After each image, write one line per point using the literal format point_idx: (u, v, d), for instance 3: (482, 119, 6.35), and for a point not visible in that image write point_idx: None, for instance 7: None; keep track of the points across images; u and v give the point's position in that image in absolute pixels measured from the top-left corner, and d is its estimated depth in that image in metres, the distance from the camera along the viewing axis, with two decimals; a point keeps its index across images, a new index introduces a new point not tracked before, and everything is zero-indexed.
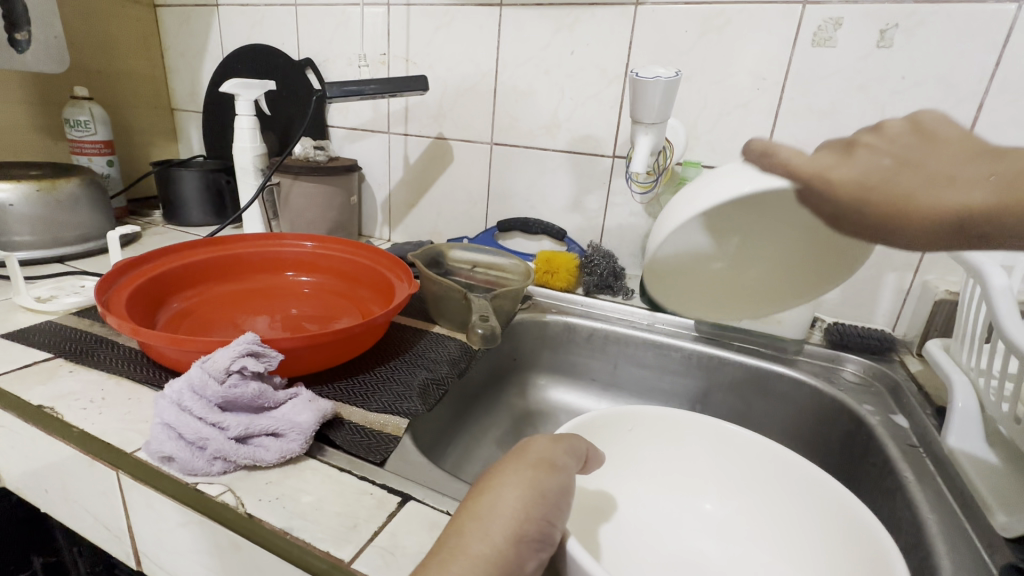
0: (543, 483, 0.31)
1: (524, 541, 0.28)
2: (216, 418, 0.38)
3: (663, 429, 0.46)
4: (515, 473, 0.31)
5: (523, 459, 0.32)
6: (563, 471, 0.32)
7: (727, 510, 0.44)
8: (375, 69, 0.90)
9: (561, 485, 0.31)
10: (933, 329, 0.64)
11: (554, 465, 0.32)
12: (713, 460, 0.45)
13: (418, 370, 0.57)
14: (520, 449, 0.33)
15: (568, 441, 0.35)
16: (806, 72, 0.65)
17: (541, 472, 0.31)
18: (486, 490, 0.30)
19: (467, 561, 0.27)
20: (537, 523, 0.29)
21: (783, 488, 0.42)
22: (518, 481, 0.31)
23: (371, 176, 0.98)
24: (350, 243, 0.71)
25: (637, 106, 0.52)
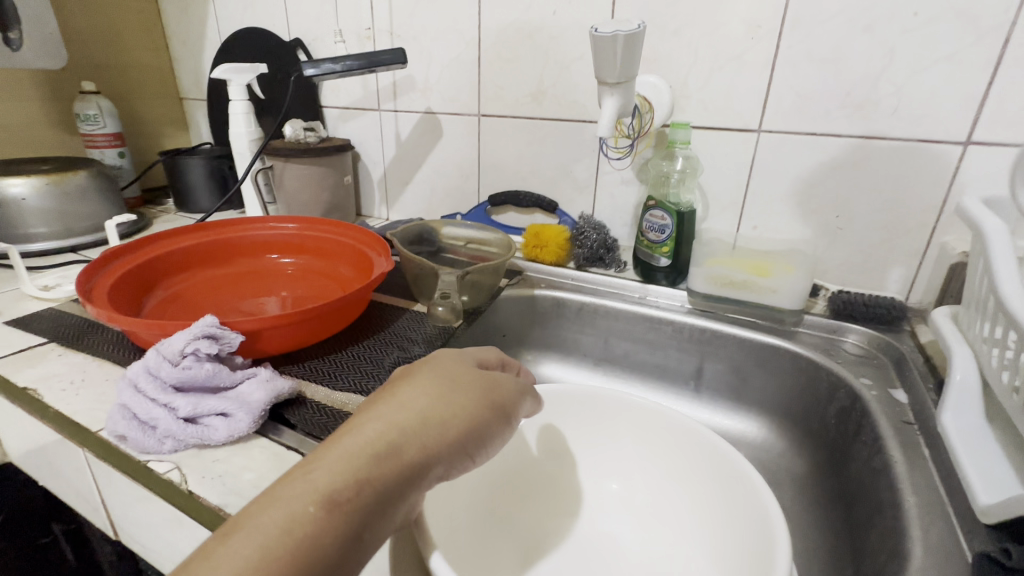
0: (490, 424, 0.32)
1: (447, 463, 0.29)
2: (167, 399, 0.39)
3: (589, 414, 0.45)
4: (473, 403, 0.32)
5: (486, 392, 0.33)
6: (510, 418, 0.34)
7: (648, 489, 0.43)
8: (361, 44, 0.88)
9: (501, 429, 0.33)
10: (947, 295, 0.58)
11: (506, 408, 0.33)
12: (639, 440, 0.44)
13: (391, 349, 0.57)
14: (489, 380, 0.34)
15: (529, 392, 0.36)
16: (805, 16, 0.59)
17: (493, 413, 0.32)
18: (444, 402, 0.31)
19: (398, 464, 0.27)
20: (464, 453, 0.30)
21: (699, 469, 0.41)
22: (471, 410, 0.31)
23: (366, 155, 0.98)
24: (336, 224, 0.71)
25: (601, 65, 0.48)
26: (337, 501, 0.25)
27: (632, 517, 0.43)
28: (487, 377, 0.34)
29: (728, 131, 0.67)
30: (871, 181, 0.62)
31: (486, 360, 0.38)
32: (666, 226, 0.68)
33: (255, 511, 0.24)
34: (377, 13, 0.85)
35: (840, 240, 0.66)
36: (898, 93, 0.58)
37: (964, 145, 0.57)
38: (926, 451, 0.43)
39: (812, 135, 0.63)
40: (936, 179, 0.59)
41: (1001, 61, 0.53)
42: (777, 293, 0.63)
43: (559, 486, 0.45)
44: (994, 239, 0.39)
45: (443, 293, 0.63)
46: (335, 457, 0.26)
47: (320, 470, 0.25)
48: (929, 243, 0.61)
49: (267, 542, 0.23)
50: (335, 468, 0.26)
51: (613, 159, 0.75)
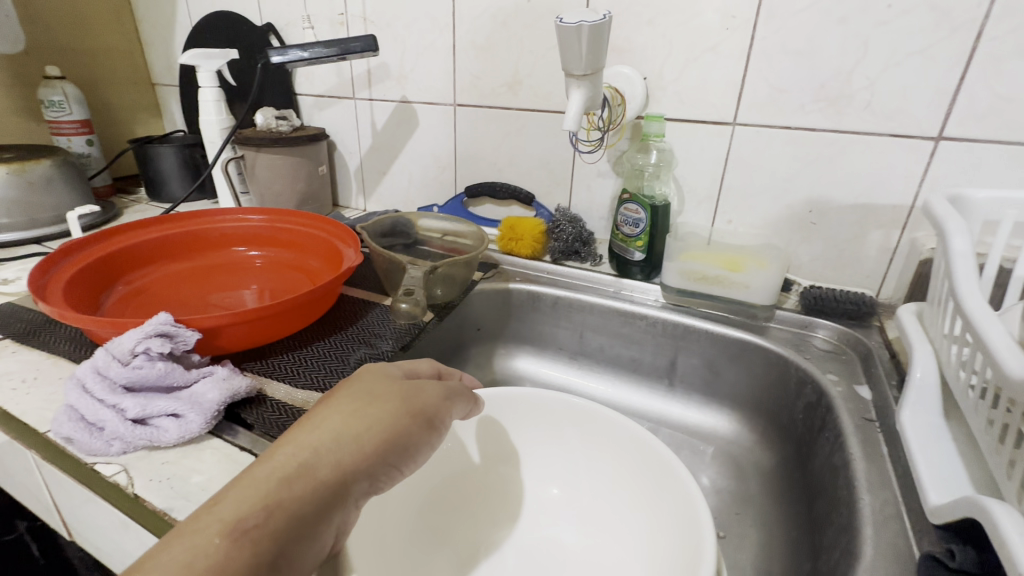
0: (413, 432, 0.31)
1: (369, 478, 0.28)
2: (114, 400, 0.38)
3: (531, 415, 0.41)
4: (393, 413, 0.31)
5: (408, 401, 0.32)
6: (438, 426, 0.32)
7: (593, 497, 0.40)
8: (334, 30, 0.86)
9: (427, 437, 0.32)
10: (916, 291, 0.58)
11: (434, 415, 0.32)
12: (584, 444, 0.40)
13: (358, 345, 0.56)
14: (413, 387, 0.33)
15: (461, 395, 0.35)
16: (779, 6, 0.58)
17: (417, 421, 0.31)
18: (361, 417, 0.30)
19: (311, 482, 0.26)
20: (386, 466, 0.29)
21: (643, 479, 0.37)
22: (391, 421, 0.30)
23: (341, 145, 0.96)
24: (306, 216, 0.70)
25: (566, 56, 0.47)
26: (241, 529, 0.23)
27: (573, 525, 0.40)
28: (411, 386, 0.33)
29: (703, 124, 0.66)
30: (845, 176, 0.61)
31: (417, 370, 0.36)
32: (640, 220, 0.67)
33: (150, 554, 0.22)
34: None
35: (813, 235, 0.65)
36: (872, 86, 0.57)
37: (936, 140, 0.56)
38: (885, 448, 0.43)
39: (787, 129, 0.62)
40: (907, 175, 0.59)
41: (974, 55, 0.52)
42: (749, 289, 0.63)
43: (502, 490, 0.42)
44: (953, 240, 0.39)
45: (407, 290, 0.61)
46: (243, 486, 0.25)
47: (225, 501, 0.24)
48: (900, 238, 0.61)
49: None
50: (241, 497, 0.24)
51: (582, 152, 0.75)
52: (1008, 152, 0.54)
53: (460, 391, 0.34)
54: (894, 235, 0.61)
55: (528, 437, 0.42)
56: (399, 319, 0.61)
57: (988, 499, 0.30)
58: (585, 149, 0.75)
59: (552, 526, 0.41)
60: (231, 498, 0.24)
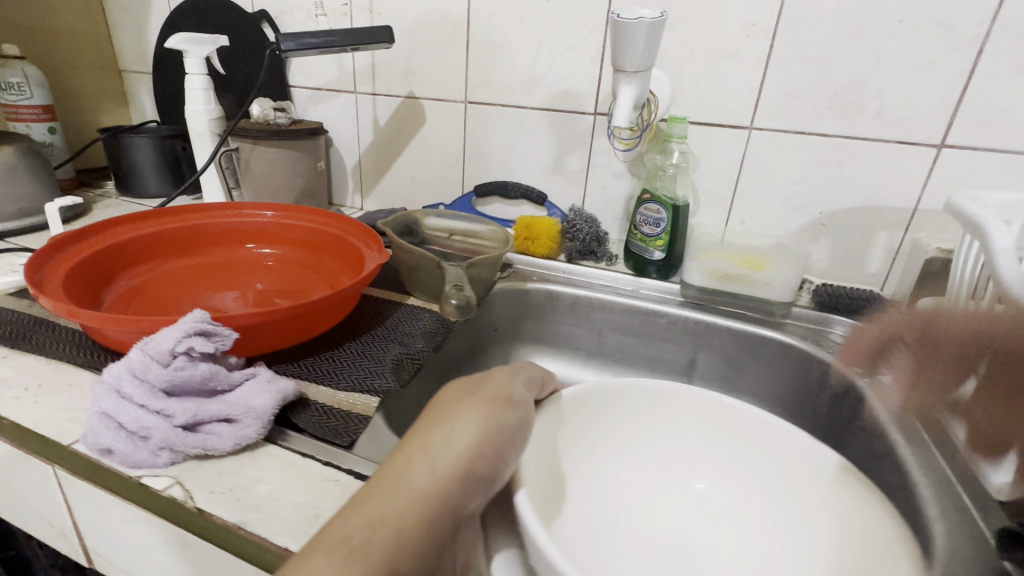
0: (499, 418, 0.31)
1: (472, 475, 0.28)
2: (160, 405, 0.34)
3: (646, 407, 0.44)
4: (472, 407, 0.31)
5: (478, 396, 0.32)
6: (519, 407, 0.33)
7: (715, 485, 0.43)
8: (337, 21, 0.83)
9: (516, 420, 0.32)
10: (922, 288, 0.62)
11: (509, 400, 0.33)
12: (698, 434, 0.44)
13: (390, 345, 0.54)
14: (477, 383, 0.33)
15: (525, 376, 0.36)
16: (798, 17, 0.61)
17: (498, 408, 0.31)
18: (446, 420, 0.30)
19: (413, 490, 0.26)
20: (486, 460, 0.29)
21: (781, 463, 0.41)
22: (473, 415, 0.30)
23: (338, 140, 0.92)
24: (316, 211, 0.66)
25: (619, 52, 0.47)
26: (353, 546, 0.23)
27: (714, 517, 0.42)
28: (479, 383, 0.33)
29: (721, 127, 0.68)
30: (854, 180, 0.65)
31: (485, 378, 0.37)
32: (660, 220, 0.68)
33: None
34: None
35: (822, 235, 0.69)
36: (882, 95, 0.61)
37: (938, 148, 0.60)
38: (927, 434, 0.45)
39: (801, 134, 0.65)
40: (911, 180, 0.63)
41: (975, 70, 0.57)
42: (769, 286, 0.65)
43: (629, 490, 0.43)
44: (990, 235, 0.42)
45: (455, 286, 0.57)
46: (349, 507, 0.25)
47: (335, 523, 0.24)
48: (903, 239, 0.65)
49: None
50: (347, 517, 0.24)
51: (618, 149, 0.73)
52: (1001, 160, 0.59)
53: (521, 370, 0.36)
54: (898, 235, 0.65)
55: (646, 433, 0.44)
56: (449, 312, 0.54)
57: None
58: (620, 147, 0.73)
59: (687, 521, 0.42)
60: (339, 519, 0.24)
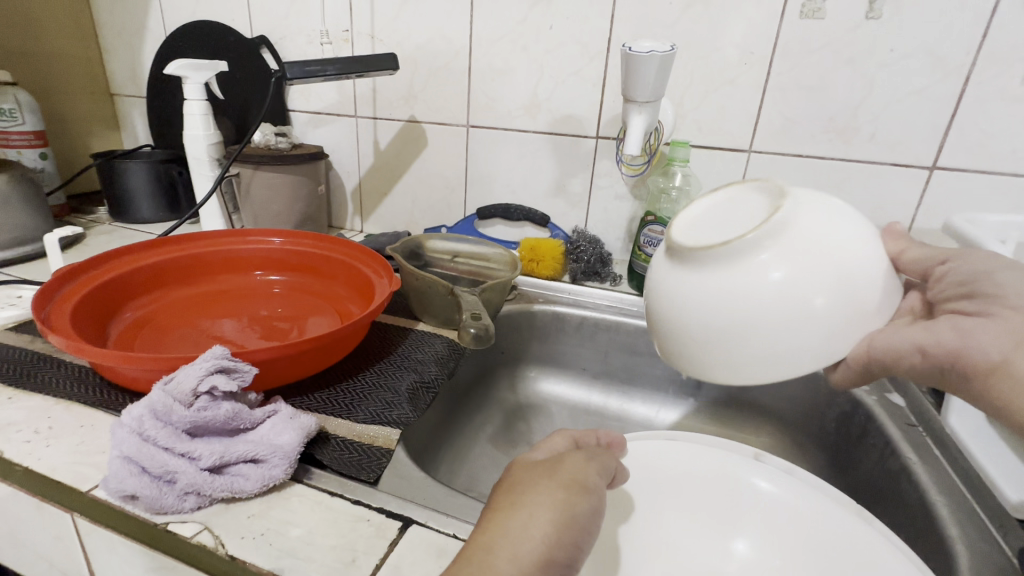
0: (576, 506, 0.29)
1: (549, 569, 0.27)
2: (185, 447, 0.33)
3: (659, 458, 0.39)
4: (548, 492, 0.29)
5: (554, 480, 0.30)
6: (593, 495, 0.30)
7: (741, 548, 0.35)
8: (338, 47, 0.83)
9: (588, 514, 0.29)
10: None
11: (584, 486, 0.30)
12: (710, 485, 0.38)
13: (404, 373, 0.53)
14: (553, 463, 0.31)
15: (600, 461, 0.32)
16: (793, 45, 0.63)
17: (571, 494, 0.29)
18: (522, 506, 0.29)
19: None
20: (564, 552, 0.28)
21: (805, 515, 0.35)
22: (546, 502, 0.29)
23: (338, 164, 0.92)
24: (323, 237, 0.66)
25: (630, 83, 0.49)
26: None
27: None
28: (554, 463, 0.31)
29: (721, 150, 0.70)
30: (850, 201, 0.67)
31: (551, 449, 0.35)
32: None
33: None
34: (356, 15, 0.81)
35: None
36: (875, 120, 0.63)
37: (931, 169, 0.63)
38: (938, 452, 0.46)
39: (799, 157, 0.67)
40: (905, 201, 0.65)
41: (963, 96, 0.59)
42: None
43: (661, 541, 0.35)
44: None
45: (471, 314, 0.56)
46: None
47: None
48: None
49: None
50: None
51: (625, 175, 0.75)
52: (990, 181, 0.61)
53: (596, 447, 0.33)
54: None
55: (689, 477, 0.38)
56: (466, 341, 0.52)
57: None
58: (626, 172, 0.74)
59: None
60: None
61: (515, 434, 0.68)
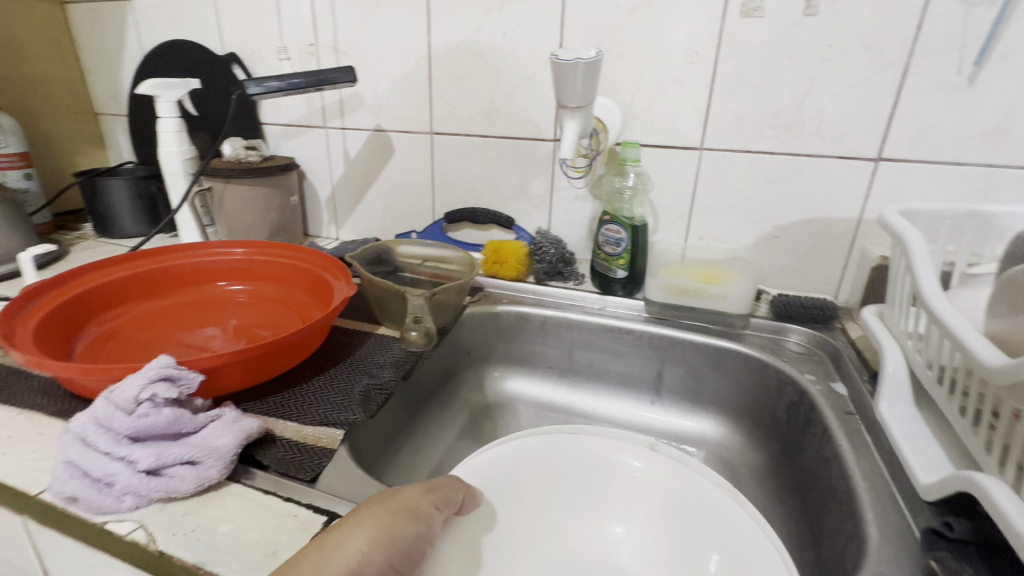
0: (398, 530, 0.27)
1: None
2: (123, 451, 0.35)
3: (552, 453, 0.36)
4: (371, 515, 0.27)
5: (383, 504, 0.28)
6: (424, 522, 0.28)
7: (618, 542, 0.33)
8: (304, 61, 0.86)
9: (412, 541, 0.27)
10: (870, 295, 0.65)
11: (415, 512, 0.28)
12: (598, 475, 0.35)
13: (359, 376, 0.55)
14: (391, 491, 0.29)
15: (441, 490, 0.30)
16: (737, 44, 0.64)
17: (398, 519, 0.27)
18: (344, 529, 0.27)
19: None
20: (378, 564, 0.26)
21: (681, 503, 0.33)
22: (367, 523, 0.27)
23: (311, 174, 0.94)
24: (287, 247, 0.68)
25: (562, 89, 0.50)
26: None
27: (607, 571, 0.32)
28: (390, 491, 0.29)
29: (674, 148, 0.71)
30: (802, 195, 0.68)
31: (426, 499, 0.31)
32: (621, 240, 0.71)
33: None
34: (320, 29, 0.83)
35: (776, 248, 0.72)
36: (819, 114, 0.64)
37: (876, 161, 0.64)
38: (869, 438, 0.48)
39: (749, 153, 0.68)
40: (855, 192, 0.66)
41: (902, 87, 0.60)
42: (726, 300, 0.67)
43: (535, 540, 0.32)
44: (914, 248, 0.45)
45: (415, 317, 0.61)
46: None
47: None
48: (852, 248, 0.68)
49: None
50: None
51: (572, 178, 0.77)
52: (934, 170, 0.62)
53: (445, 483, 0.30)
54: (846, 244, 0.67)
55: (568, 463, 0.35)
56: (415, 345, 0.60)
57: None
58: (573, 175, 0.77)
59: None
60: None
61: (480, 432, 0.70)
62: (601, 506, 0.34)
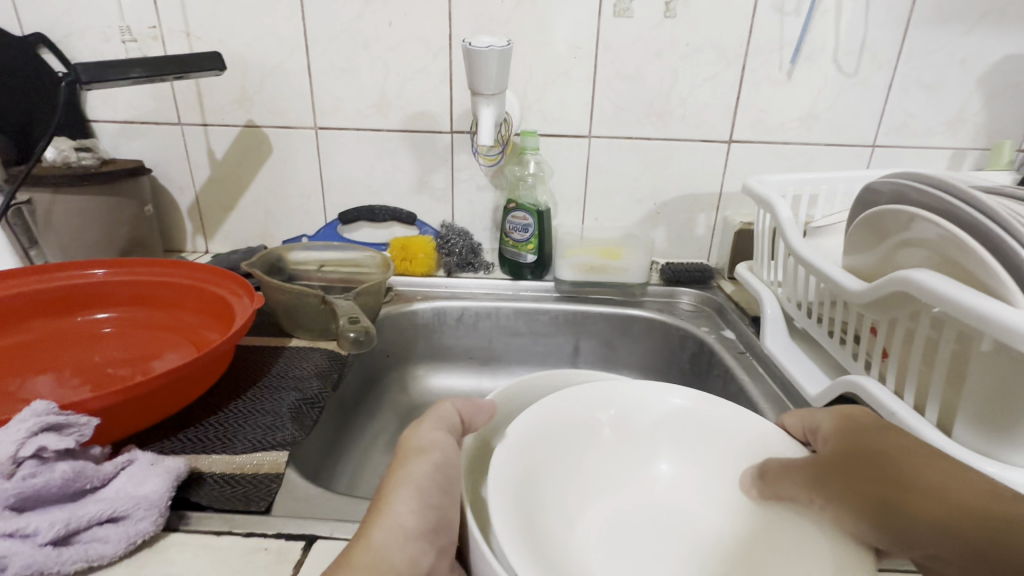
0: (418, 470, 0.29)
1: (415, 531, 0.28)
2: (13, 525, 0.28)
3: (599, 405, 0.37)
4: (387, 476, 0.29)
5: (393, 459, 0.30)
6: (437, 451, 0.30)
7: (682, 481, 0.37)
8: (145, 46, 0.73)
9: (435, 471, 0.29)
10: (736, 255, 0.77)
11: (422, 447, 0.30)
12: (641, 417, 0.38)
13: (284, 393, 0.49)
14: (395, 446, 0.31)
15: (441, 417, 0.32)
16: (612, 41, 0.71)
17: (409, 461, 0.29)
18: (374, 500, 0.28)
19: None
20: (420, 509, 0.28)
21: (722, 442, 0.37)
22: (389, 484, 0.29)
23: (165, 179, 0.81)
24: (159, 262, 0.58)
25: (475, 78, 0.52)
26: None
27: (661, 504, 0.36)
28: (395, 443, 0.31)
29: (565, 137, 0.76)
30: (676, 174, 0.78)
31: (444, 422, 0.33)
32: (528, 226, 0.74)
33: None
34: (163, 10, 0.72)
35: (659, 222, 0.81)
36: (683, 103, 0.74)
37: (729, 142, 0.76)
38: (761, 371, 0.58)
39: (630, 139, 0.76)
40: (716, 169, 0.77)
41: (743, 80, 0.72)
42: (628, 272, 0.74)
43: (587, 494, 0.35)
44: (779, 208, 0.55)
45: (349, 318, 0.54)
46: None
47: None
48: (717, 217, 0.80)
49: None
50: None
51: (483, 166, 0.78)
52: (770, 149, 0.76)
53: (445, 413, 0.33)
54: (713, 215, 0.79)
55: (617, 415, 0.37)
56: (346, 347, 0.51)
57: (909, 271, 0.35)
58: (484, 163, 0.77)
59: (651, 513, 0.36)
60: None
61: None
62: (653, 450, 0.38)
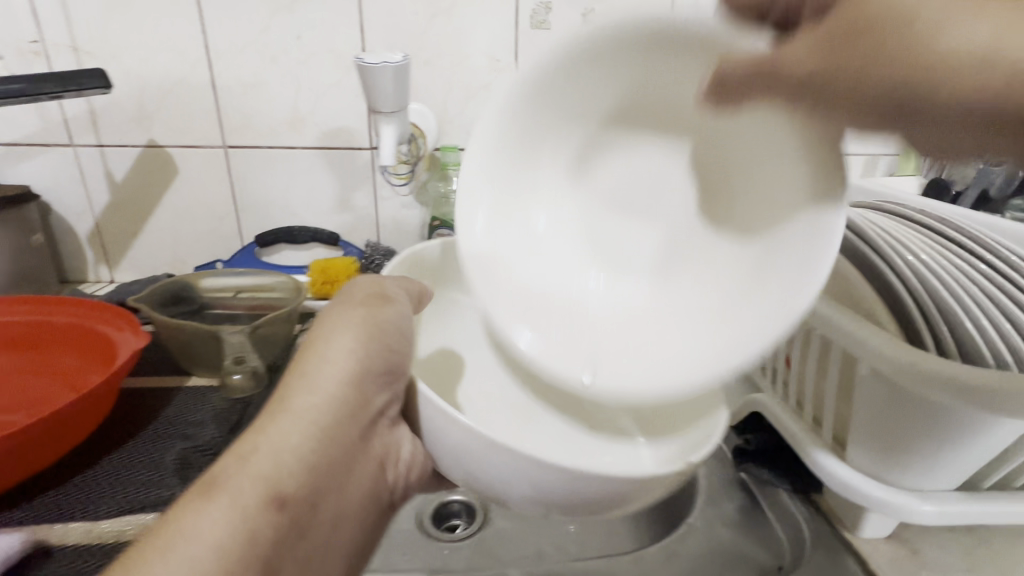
0: (378, 313, 0.34)
1: (368, 373, 0.33)
2: None
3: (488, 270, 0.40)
4: (348, 314, 0.35)
5: (353, 302, 0.35)
6: (397, 303, 0.36)
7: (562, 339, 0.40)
8: (27, 62, 0.67)
9: (396, 315, 0.35)
10: None
11: (385, 298, 0.36)
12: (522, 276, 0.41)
13: (170, 442, 0.45)
14: (354, 293, 0.36)
15: (400, 281, 0.38)
16: (532, 53, 0.70)
17: (372, 305, 0.35)
18: (333, 338, 0.34)
19: (296, 417, 0.31)
20: (374, 355, 0.34)
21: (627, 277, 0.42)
22: (347, 323, 0.34)
23: (60, 205, 0.75)
24: (36, 298, 0.53)
25: (373, 95, 0.49)
26: (283, 492, 0.29)
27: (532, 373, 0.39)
28: (357, 293, 0.37)
29: None
30: None
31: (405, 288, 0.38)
32: None
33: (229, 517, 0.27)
34: (46, 23, 0.66)
35: None
36: None
37: None
38: None
39: None
40: None
41: None
42: None
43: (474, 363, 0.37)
44: None
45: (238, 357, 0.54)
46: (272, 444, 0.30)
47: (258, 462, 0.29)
48: None
49: (235, 536, 0.27)
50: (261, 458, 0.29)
51: (396, 185, 0.75)
52: None
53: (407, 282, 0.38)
54: None
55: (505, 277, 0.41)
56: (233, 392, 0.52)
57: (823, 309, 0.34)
58: (396, 182, 0.75)
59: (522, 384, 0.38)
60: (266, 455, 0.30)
61: None
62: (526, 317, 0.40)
